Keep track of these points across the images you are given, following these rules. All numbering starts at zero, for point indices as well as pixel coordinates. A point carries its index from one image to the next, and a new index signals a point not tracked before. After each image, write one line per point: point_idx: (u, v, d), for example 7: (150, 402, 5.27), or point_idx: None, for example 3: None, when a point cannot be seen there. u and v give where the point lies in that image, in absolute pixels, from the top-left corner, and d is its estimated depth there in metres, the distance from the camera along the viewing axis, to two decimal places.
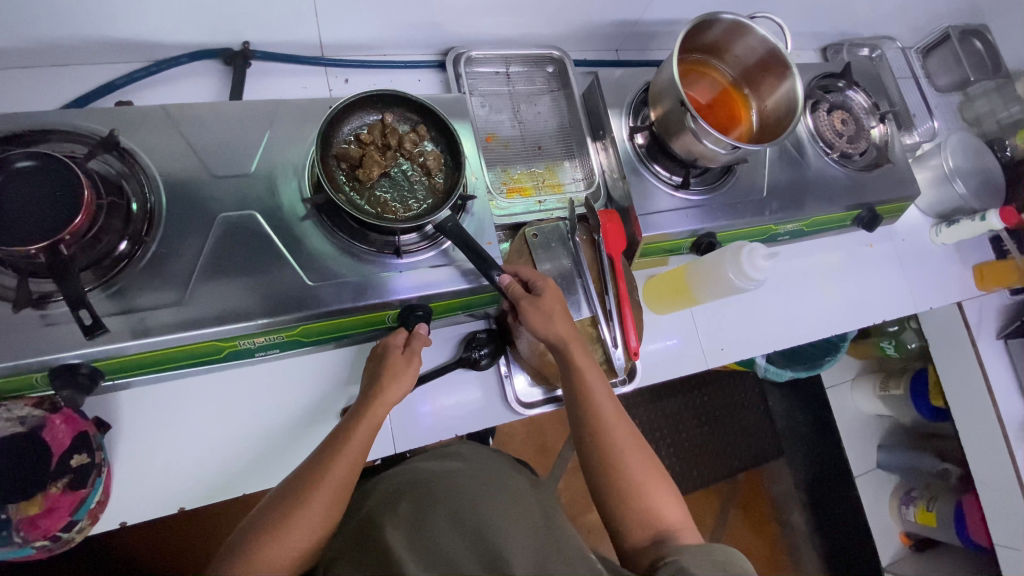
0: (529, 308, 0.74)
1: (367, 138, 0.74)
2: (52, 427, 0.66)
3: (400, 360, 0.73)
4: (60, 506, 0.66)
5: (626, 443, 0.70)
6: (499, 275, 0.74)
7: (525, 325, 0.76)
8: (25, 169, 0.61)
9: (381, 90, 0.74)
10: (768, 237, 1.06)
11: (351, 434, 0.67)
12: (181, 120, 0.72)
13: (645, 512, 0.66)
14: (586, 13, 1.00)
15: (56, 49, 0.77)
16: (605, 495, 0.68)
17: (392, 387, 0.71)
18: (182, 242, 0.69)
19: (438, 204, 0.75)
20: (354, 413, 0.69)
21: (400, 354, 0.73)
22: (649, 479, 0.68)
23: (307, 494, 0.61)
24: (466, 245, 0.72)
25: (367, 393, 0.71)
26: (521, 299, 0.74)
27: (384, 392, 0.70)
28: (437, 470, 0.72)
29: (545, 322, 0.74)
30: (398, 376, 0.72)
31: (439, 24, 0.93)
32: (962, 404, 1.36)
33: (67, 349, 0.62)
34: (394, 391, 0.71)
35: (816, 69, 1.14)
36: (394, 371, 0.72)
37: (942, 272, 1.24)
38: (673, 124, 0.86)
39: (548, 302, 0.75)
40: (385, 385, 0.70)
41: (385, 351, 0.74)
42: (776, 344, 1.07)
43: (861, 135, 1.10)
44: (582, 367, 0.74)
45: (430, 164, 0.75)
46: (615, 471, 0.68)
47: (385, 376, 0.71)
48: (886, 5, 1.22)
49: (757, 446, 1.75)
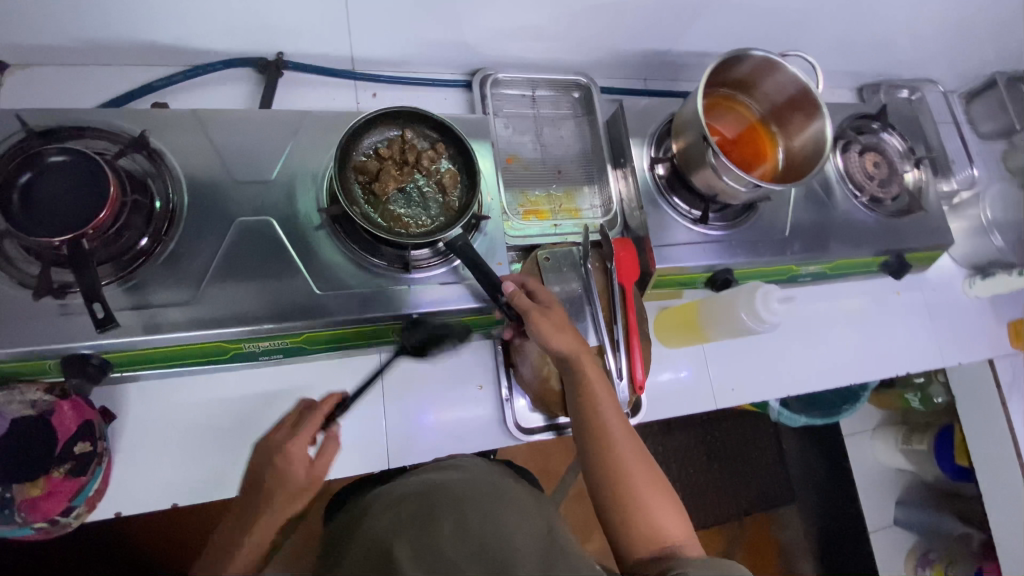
0: (540, 319, 0.71)
1: (385, 153, 0.75)
2: (61, 413, 0.68)
3: (290, 475, 0.62)
4: (60, 491, 0.66)
5: (631, 459, 0.68)
6: (504, 286, 0.72)
7: (534, 337, 0.72)
8: (56, 164, 0.64)
9: (403, 107, 0.75)
10: (789, 277, 1.03)
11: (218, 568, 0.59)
12: (210, 124, 0.74)
13: (651, 526, 0.65)
14: (617, 42, 1.00)
15: (102, 48, 0.81)
16: (612, 517, 0.66)
17: (267, 517, 0.61)
18: (199, 242, 0.71)
19: (450, 222, 0.75)
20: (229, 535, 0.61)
21: (284, 466, 0.62)
22: (655, 496, 0.67)
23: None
24: (473, 264, 0.71)
25: (246, 505, 0.63)
26: (531, 308, 0.71)
27: (257, 518, 0.61)
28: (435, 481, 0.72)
29: (556, 334, 0.71)
30: (282, 495, 0.62)
31: (470, 44, 0.95)
32: (989, 466, 1.29)
33: (80, 339, 0.64)
34: (274, 512, 0.61)
35: (850, 109, 1.11)
36: (273, 483, 0.62)
37: (975, 326, 1.18)
38: (694, 158, 0.85)
39: (557, 315, 0.73)
40: (263, 509, 0.61)
41: (269, 459, 0.64)
42: (788, 389, 1.04)
43: (894, 179, 1.07)
44: (592, 381, 0.72)
45: (446, 184, 0.76)
46: (622, 486, 0.67)
47: (262, 497, 0.62)
48: (929, 49, 1.18)
49: (766, 489, 1.68)
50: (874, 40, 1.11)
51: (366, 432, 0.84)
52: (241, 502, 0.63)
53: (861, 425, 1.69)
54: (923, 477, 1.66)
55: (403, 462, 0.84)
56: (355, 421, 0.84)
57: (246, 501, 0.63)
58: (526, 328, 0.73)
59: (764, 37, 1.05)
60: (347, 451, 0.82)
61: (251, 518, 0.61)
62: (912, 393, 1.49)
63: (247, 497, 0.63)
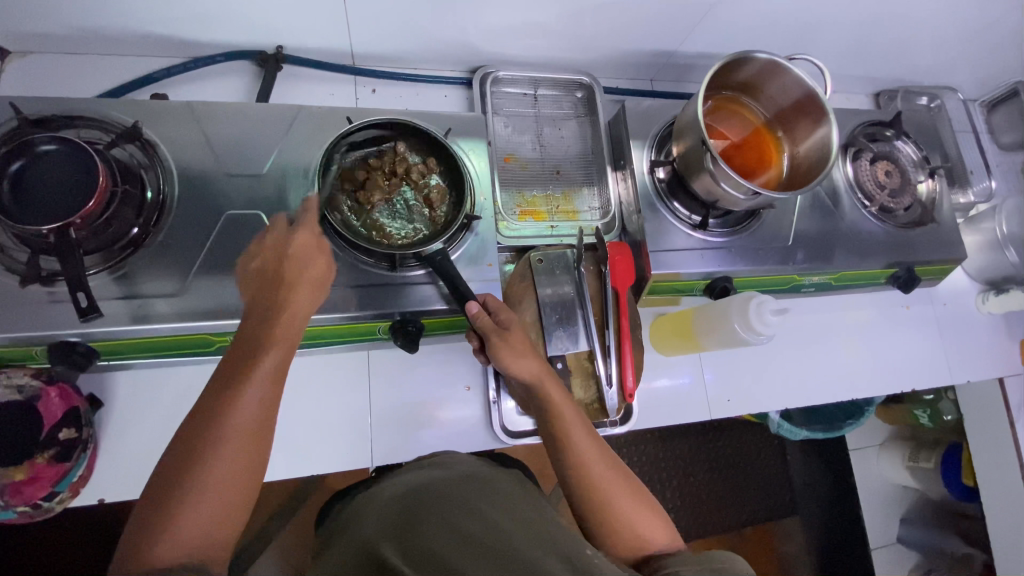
0: (499, 345, 0.69)
1: (375, 164, 0.77)
2: (47, 400, 0.68)
3: (310, 272, 0.61)
4: (44, 476, 0.67)
5: (603, 475, 0.67)
6: (468, 303, 0.70)
7: (494, 362, 0.71)
8: (48, 152, 0.65)
9: (396, 119, 0.77)
10: (792, 287, 1.00)
11: (245, 376, 0.53)
12: (203, 117, 0.74)
13: (634, 535, 0.63)
14: (621, 42, 0.98)
15: (102, 38, 0.82)
16: (595, 530, 0.65)
17: (289, 321, 0.58)
18: (187, 234, 0.71)
19: (433, 236, 0.76)
20: (246, 346, 0.55)
21: (303, 267, 0.60)
22: (632, 504, 0.65)
23: (210, 468, 0.49)
24: (449, 279, 0.71)
25: (256, 314, 0.57)
26: (491, 332, 0.69)
27: (281, 316, 0.57)
28: (420, 480, 0.72)
29: (517, 360, 0.69)
30: (303, 294, 0.59)
31: (471, 42, 0.94)
32: (998, 488, 1.25)
33: (65, 328, 0.65)
34: (299, 310, 0.59)
35: (864, 115, 1.07)
36: (292, 286, 0.59)
37: (987, 343, 1.14)
38: (693, 162, 0.83)
39: (517, 337, 0.70)
40: (285, 310, 0.58)
41: (281, 265, 0.60)
42: (787, 402, 1.01)
43: (906, 189, 1.03)
44: (557, 404, 0.70)
45: (432, 200, 0.78)
46: (597, 503, 0.65)
47: (278, 301, 0.58)
48: (950, 56, 1.14)
49: (769, 500, 1.62)
50: (892, 45, 1.08)
51: (352, 429, 0.83)
52: (248, 312, 0.58)
53: (868, 440, 1.64)
54: (930, 495, 1.62)
55: (388, 460, 0.84)
56: (342, 417, 0.83)
57: (255, 311, 0.58)
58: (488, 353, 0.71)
59: (774, 40, 1.02)
60: (333, 447, 0.82)
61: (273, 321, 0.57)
62: (921, 410, 1.43)
63: (256, 305, 0.58)
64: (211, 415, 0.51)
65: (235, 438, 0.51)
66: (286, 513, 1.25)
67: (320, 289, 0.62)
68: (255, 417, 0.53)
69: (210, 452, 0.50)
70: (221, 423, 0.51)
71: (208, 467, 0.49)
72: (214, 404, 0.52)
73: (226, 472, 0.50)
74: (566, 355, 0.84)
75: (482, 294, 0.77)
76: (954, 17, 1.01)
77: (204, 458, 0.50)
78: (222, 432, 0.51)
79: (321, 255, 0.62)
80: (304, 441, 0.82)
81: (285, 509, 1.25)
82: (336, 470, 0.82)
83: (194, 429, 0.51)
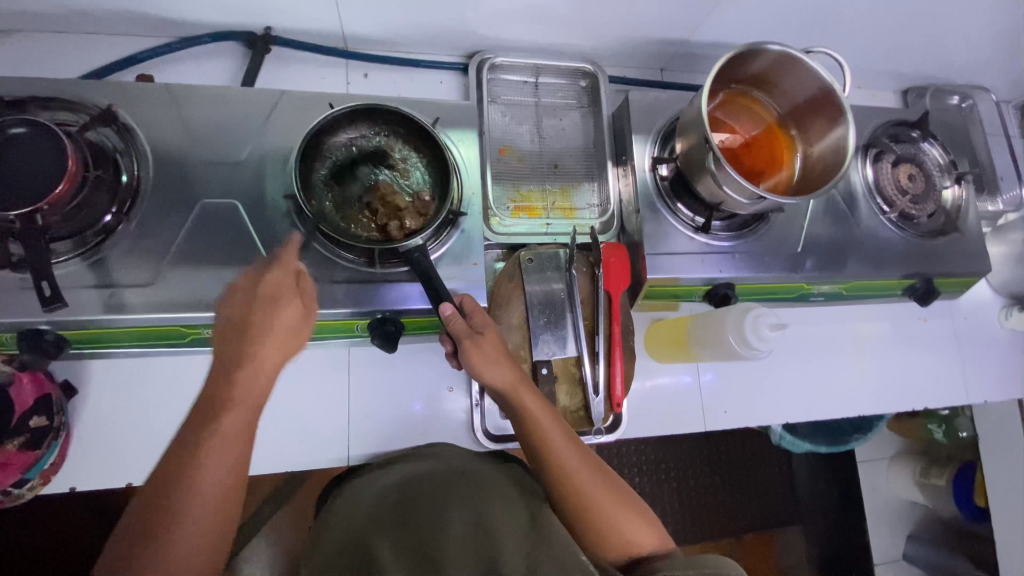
0: (471, 349, 0.66)
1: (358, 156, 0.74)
2: (19, 386, 0.67)
3: (283, 315, 0.56)
4: (14, 464, 0.65)
5: (588, 480, 0.64)
6: (442, 305, 0.65)
7: (467, 369, 0.67)
8: (17, 136, 0.63)
9: (378, 106, 0.73)
10: (800, 296, 0.95)
11: (204, 451, 0.49)
12: (181, 99, 0.72)
13: (621, 538, 0.62)
14: (629, 30, 0.93)
15: (86, 17, 0.80)
16: (586, 535, 0.64)
17: (258, 378, 0.53)
18: (162, 222, 0.69)
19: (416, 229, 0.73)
20: (206, 412, 0.51)
21: (274, 312, 0.56)
22: (622, 510, 0.63)
23: (164, 565, 0.45)
24: (426, 278, 0.68)
25: (218, 374, 0.53)
26: (463, 336, 0.66)
27: (249, 375, 0.53)
28: (413, 473, 0.72)
29: (491, 366, 0.66)
30: (278, 344, 0.55)
31: (468, 26, 0.89)
32: (1011, 511, 1.20)
33: (32, 316, 0.63)
34: (271, 362, 0.55)
35: (888, 114, 1.00)
36: (262, 333, 0.55)
37: (1011, 361, 1.07)
38: (696, 162, 0.78)
39: (493, 344, 0.67)
40: (253, 366, 0.53)
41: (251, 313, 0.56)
42: (789, 416, 0.96)
43: (931, 195, 0.96)
44: (534, 412, 0.67)
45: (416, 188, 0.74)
46: (584, 507, 0.63)
47: (243, 360, 0.53)
48: (988, 53, 1.05)
49: (773, 511, 1.56)
50: (923, 41, 1.00)
51: (330, 426, 0.81)
52: (211, 373, 0.53)
53: (877, 453, 1.58)
54: (939, 513, 1.56)
55: (366, 459, 0.82)
56: (321, 413, 0.82)
57: (222, 366, 0.54)
58: (461, 356, 0.68)
59: (792, 32, 0.96)
60: (310, 443, 0.80)
61: (236, 381, 0.52)
62: (935, 425, 1.37)
63: (222, 361, 0.54)
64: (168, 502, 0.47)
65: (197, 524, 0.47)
66: (279, 498, 1.21)
67: (298, 332, 0.57)
68: (218, 495, 0.49)
69: (161, 548, 0.46)
70: (180, 507, 0.47)
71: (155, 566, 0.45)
72: (175, 471, 0.48)
73: (187, 560, 0.46)
74: (552, 360, 0.81)
75: (458, 293, 0.73)
76: (993, 12, 0.93)
77: (158, 550, 0.45)
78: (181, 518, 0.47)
79: (297, 293, 0.58)
80: (282, 436, 0.80)
81: (278, 496, 1.21)
82: (312, 466, 0.80)
83: (152, 515, 0.47)
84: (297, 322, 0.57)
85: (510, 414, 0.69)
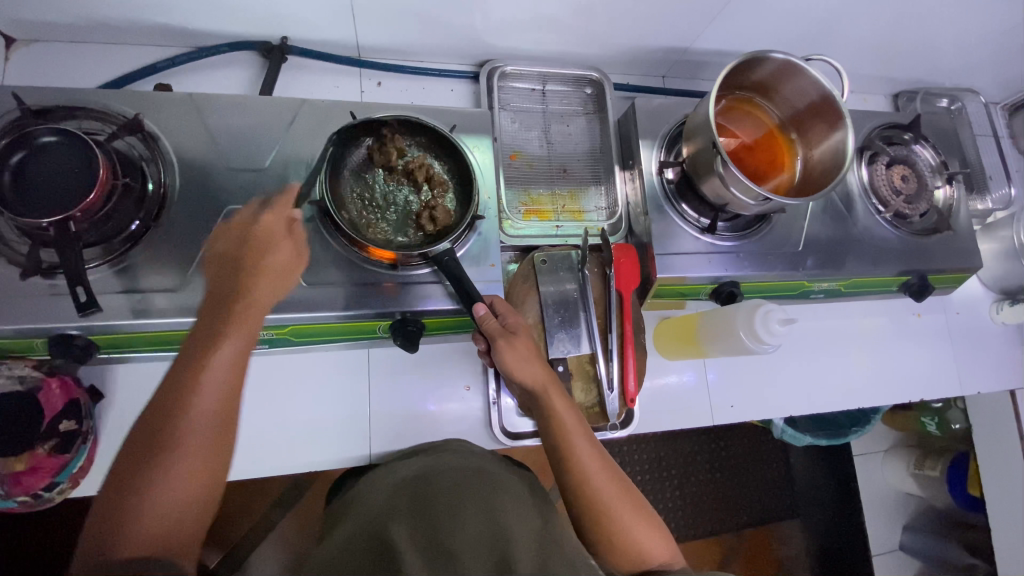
0: (505, 347, 0.68)
1: (379, 163, 0.76)
2: (48, 391, 0.69)
3: (277, 257, 0.60)
4: (44, 467, 0.68)
5: (607, 484, 0.66)
6: (476, 306, 0.69)
7: (498, 364, 0.70)
8: (48, 144, 0.65)
9: (401, 115, 0.75)
10: (801, 293, 0.98)
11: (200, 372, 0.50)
12: (205, 108, 0.74)
13: (631, 545, 0.64)
14: (634, 38, 0.96)
15: (107, 27, 0.82)
16: (596, 542, 0.65)
17: (247, 325, 0.54)
18: (187, 226, 0.70)
19: (440, 235, 0.75)
20: (189, 355, 0.51)
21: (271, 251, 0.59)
22: (634, 517, 0.65)
23: (159, 492, 0.46)
24: (457, 280, 0.70)
25: (208, 326, 0.53)
26: (497, 335, 0.68)
27: (247, 303, 0.56)
28: (430, 467, 0.73)
29: (522, 366, 0.69)
30: (268, 276, 0.58)
31: (480, 36, 0.92)
32: (1007, 499, 1.24)
33: (63, 321, 0.64)
34: (266, 296, 0.58)
35: (881, 117, 1.04)
36: (258, 272, 0.58)
37: (1002, 355, 1.11)
38: (703, 164, 0.81)
39: (524, 342, 0.70)
40: (252, 301, 0.56)
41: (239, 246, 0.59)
42: (791, 409, 1.00)
43: (923, 195, 1.00)
44: (561, 412, 0.70)
45: (436, 193, 0.77)
46: (597, 511, 0.65)
47: (240, 311, 0.55)
48: (975, 59, 1.10)
49: (773, 504, 1.60)
50: (913, 48, 1.05)
51: (350, 426, 0.83)
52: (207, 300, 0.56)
53: (874, 446, 1.62)
54: (934, 504, 1.60)
55: (386, 457, 0.84)
56: (341, 414, 0.83)
57: (219, 294, 0.56)
58: (492, 353, 0.71)
59: (789, 40, 1.00)
60: (331, 444, 0.82)
61: (236, 309, 0.55)
62: (928, 417, 1.44)
63: (219, 289, 0.56)
64: (158, 443, 0.48)
65: (189, 459, 0.48)
66: (287, 502, 1.23)
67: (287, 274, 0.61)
68: (214, 418, 0.50)
69: (151, 490, 0.46)
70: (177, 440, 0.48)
71: (149, 505, 0.46)
72: (171, 400, 0.49)
73: (185, 495, 0.47)
74: (567, 358, 0.84)
75: (486, 295, 0.76)
76: (980, 19, 0.98)
77: (157, 475, 0.47)
78: (178, 447, 0.48)
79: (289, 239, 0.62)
80: (303, 435, 0.81)
81: (288, 498, 1.23)
82: (333, 466, 0.82)
83: (148, 447, 0.47)
84: (286, 263, 0.60)
85: (536, 413, 0.73)
